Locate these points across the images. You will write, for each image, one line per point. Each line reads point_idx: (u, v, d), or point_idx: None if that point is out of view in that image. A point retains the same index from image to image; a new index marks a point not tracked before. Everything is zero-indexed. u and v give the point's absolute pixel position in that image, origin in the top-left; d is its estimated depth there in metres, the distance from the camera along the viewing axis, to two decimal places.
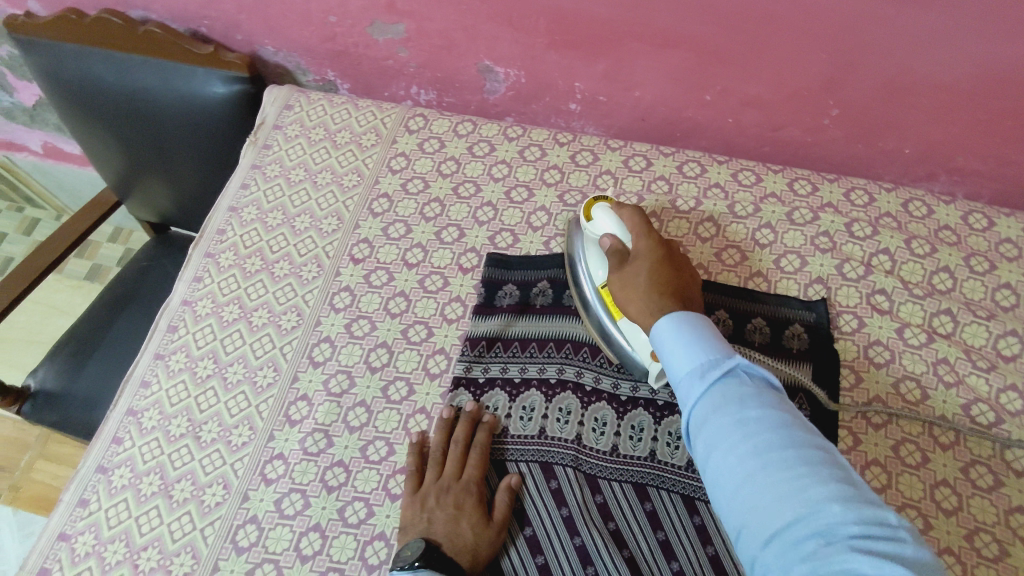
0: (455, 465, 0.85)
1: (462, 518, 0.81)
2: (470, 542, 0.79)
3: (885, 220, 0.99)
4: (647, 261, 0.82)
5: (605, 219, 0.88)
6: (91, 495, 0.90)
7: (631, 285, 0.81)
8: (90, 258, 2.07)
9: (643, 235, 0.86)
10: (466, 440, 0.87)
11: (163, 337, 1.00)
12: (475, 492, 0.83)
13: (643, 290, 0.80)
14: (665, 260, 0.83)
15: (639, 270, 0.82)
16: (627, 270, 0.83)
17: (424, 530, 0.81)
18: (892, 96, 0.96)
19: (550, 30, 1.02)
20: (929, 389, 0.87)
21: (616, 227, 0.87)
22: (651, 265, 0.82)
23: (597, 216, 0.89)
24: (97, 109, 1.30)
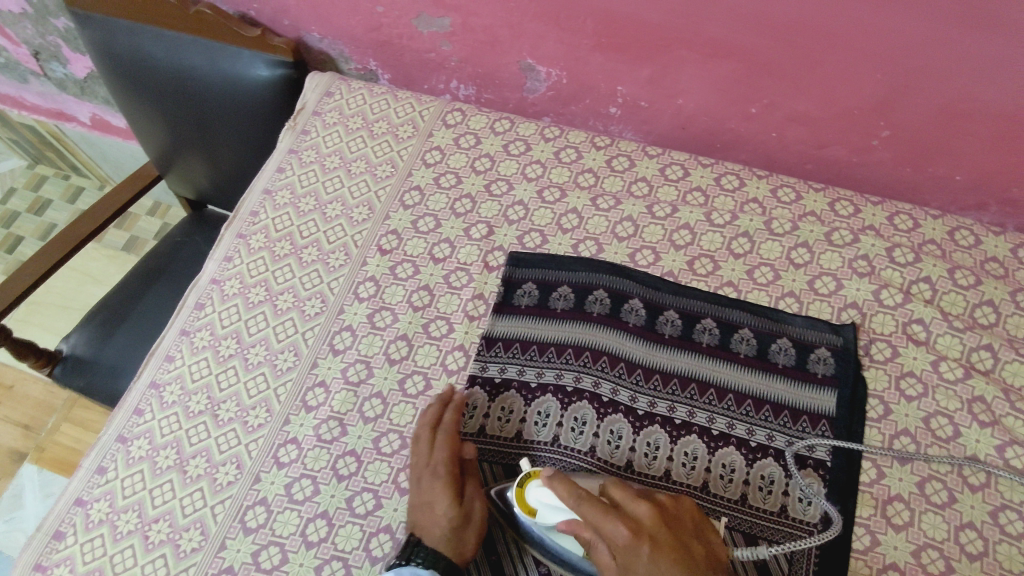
0: (426, 449, 0.84)
1: (435, 504, 0.80)
2: (445, 528, 0.78)
3: (929, 247, 0.96)
4: (634, 539, 0.68)
5: (546, 495, 0.73)
6: (109, 463, 0.91)
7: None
8: (128, 229, 2.11)
9: (610, 519, 0.69)
10: (434, 425, 0.85)
11: (190, 314, 1.02)
12: (445, 473, 0.81)
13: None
14: (655, 532, 0.69)
15: (638, 562, 0.67)
16: (627, 574, 0.67)
17: (411, 523, 0.81)
18: (949, 121, 0.92)
19: (596, 32, 1.01)
20: (962, 427, 0.84)
21: (563, 506, 0.72)
22: (654, 548, 0.68)
23: (537, 504, 0.74)
24: (146, 85, 1.32)
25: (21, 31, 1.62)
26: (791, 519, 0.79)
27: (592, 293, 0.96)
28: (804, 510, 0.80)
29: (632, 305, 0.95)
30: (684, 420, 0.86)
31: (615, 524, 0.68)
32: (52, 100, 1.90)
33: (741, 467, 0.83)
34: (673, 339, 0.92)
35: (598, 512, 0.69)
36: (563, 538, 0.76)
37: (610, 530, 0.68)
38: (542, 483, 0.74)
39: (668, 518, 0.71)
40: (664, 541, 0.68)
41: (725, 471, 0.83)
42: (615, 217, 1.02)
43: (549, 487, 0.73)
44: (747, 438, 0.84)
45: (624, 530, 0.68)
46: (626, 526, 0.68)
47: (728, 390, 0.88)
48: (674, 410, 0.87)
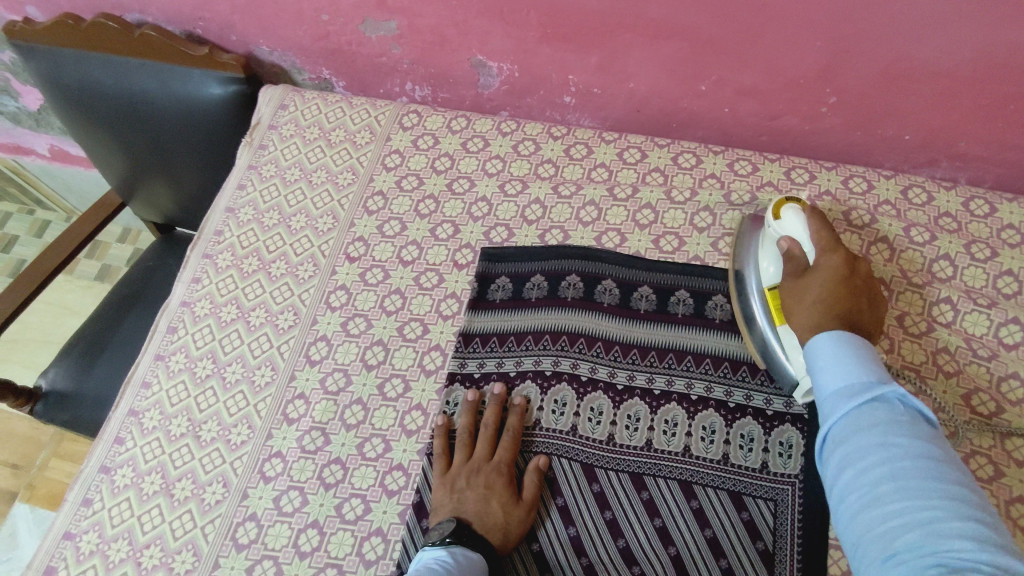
0: (485, 447, 0.87)
1: (492, 498, 0.83)
2: (500, 522, 0.82)
3: (884, 208, 0.98)
4: (826, 275, 0.80)
5: (792, 219, 0.86)
6: (95, 494, 0.91)
7: (804, 299, 0.80)
8: (98, 258, 2.09)
9: (828, 252, 0.82)
10: (497, 424, 0.89)
11: (163, 338, 1.01)
12: (506, 472, 0.85)
13: (817, 295, 0.79)
14: (849, 278, 0.80)
15: (813, 284, 0.80)
16: (805, 279, 0.82)
17: (454, 510, 0.83)
18: (891, 82, 0.94)
19: (541, 23, 1.02)
20: (928, 379, 0.86)
21: (802, 232, 0.85)
22: (829, 279, 0.80)
23: (787, 217, 0.86)
24: (98, 112, 1.31)
25: None
26: (773, 473, 0.83)
27: (564, 278, 0.97)
28: (785, 463, 0.83)
29: (605, 286, 0.96)
30: (663, 390, 0.89)
31: (830, 255, 0.82)
32: (7, 135, 1.88)
33: (722, 428, 0.86)
34: (647, 314, 0.94)
35: (829, 269, 0.80)
36: (769, 254, 0.88)
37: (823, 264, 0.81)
38: (799, 207, 0.87)
39: (866, 286, 0.81)
40: (847, 287, 0.79)
41: (706, 433, 0.86)
42: (578, 203, 1.03)
43: (804, 211, 0.86)
44: (726, 400, 0.87)
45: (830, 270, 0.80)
46: (834, 268, 0.80)
47: (704, 355, 0.90)
48: (652, 381, 0.89)
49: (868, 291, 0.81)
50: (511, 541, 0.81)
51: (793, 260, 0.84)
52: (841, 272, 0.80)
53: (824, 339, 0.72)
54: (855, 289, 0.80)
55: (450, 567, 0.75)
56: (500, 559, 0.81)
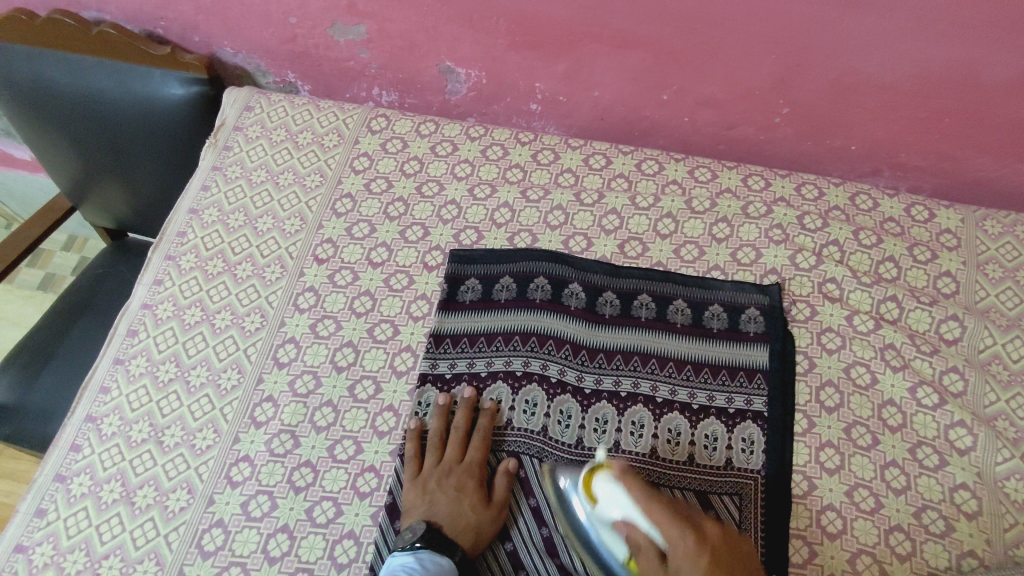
0: (456, 450, 0.88)
1: (464, 500, 0.84)
2: (471, 523, 0.82)
3: (834, 213, 1.04)
4: (685, 562, 0.63)
5: (617, 505, 0.71)
6: (49, 504, 0.88)
7: (673, 553, 0.64)
8: (42, 266, 2.00)
9: (678, 528, 0.65)
10: (467, 426, 0.90)
11: (123, 342, 0.99)
12: (477, 474, 0.86)
13: (681, 541, 0.64)
14: (711, 551, 0.64)
15: None
16: (670, 572, 0.64)
17: (425, 512, 0.83)
18: (838, 94, 1.00)
19: (510, 31, 1.04)
20: (877, 374, 0.92)
21: (634, 510, 0.69)
22: (693, 540, 0.64)
23: (602, 496, 0.72)
24: (50, 112, 1.27)
25: None
26: (736, 469, 0.86)
27: (533, 280, 0.99)
28: (747, 459, 0.86)
29: (573, 289, 0.99)
30: (630, 392, 0.91)
31: (681, 537, 0.64)
32: None
33: (687, 430, 0.88)
34: (613, 317, 0.96)
35: (665, 514, 0.66)
36: (611, 506, 0.71)
37: (677, 547, 0.64)
38: (612, 474, 0.72)
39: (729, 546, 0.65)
40: (722, 561, 0.63)
41: (672, 434, 0.88)
42: (546, 208, 1.06)
43: (622, 479, 0.71)
44: (689, 402, 0.90)
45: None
46: (670, 514, 0.66)
47: (668, 355, 0.93)
48: (619, 383, 0.92)
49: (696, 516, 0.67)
50: (481, 541, 0.82)
51: (643, 551, 0.67)
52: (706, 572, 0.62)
53: None
54: (726, 565, 0.63)
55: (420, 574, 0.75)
56: (471, 559, 0.82)
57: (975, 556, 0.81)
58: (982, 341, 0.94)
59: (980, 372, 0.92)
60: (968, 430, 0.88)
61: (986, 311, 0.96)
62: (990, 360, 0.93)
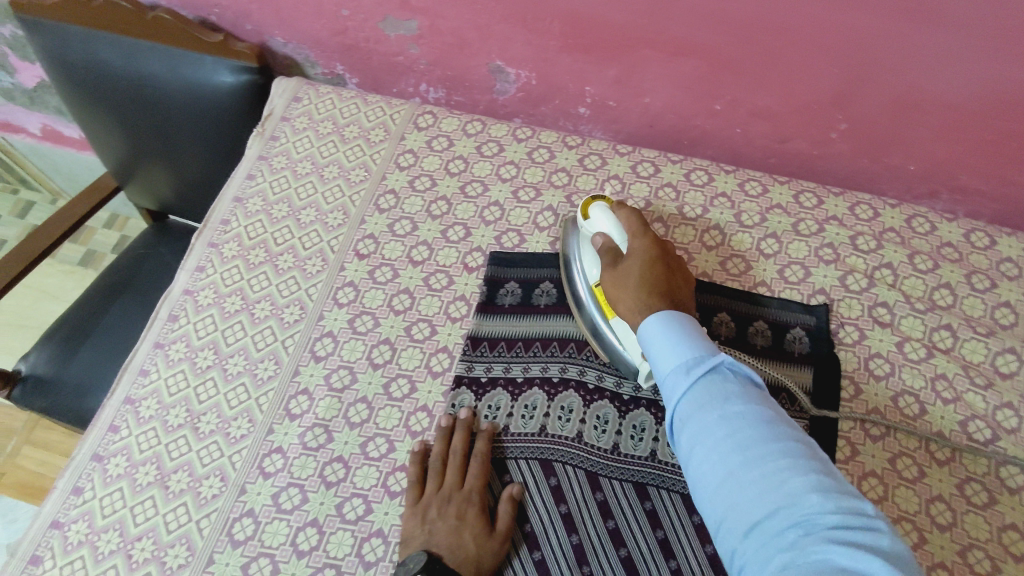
0: (456, 474, 0.85)
1: (464, 529, 0.80)
2: (473, 554, 0.79)
3: (889, 235, 1.01)
4: (638, 257, 0.85)
5: (604, 217, 0.91)
6: (85, 483, 0.89)
7: (624, 281, 0.83)
8: (83, 243, 2.05)
9: (643, 236, 0.88)
10: (467, 449, 0.87)
11: (163, 326, 0.99)
12: (478, 501, 0.83)
13: (637, 274, 0.83)
14: (659, 257, 0.85)
15: (630, 263, 0.85)
16: (622, 265, 0.85)
17: (424, 542, 0.80)
18: (898, 111, 0.97)
19: (564, 33, 1.02)
20: (926, 404, 0.89)
21: (613, 227, 0.90)
22: (644, 261, 0.84)
23: (596, 216, 0.92)
24: (101, 94, 1.28)
25: None
26: None
27: None
28: None
29: None
30: None
31: (640, 237, 0.87)
32: None
33: None
34: None
35: (639, 242, 0.87)
36: (591, 253, 0.92)
37: (635, 249, 0.86)
38: (607, 202, 0.93)
39: (678, 269, 0.87)
40: (660, 266, 0.84)
41: None
42: None
43: (612, 206, 0.92)
44: None
45: (647, 273, 0.83)
46: (643, 245, 0.86)
47: None
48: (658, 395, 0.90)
49: (675, 266, 0.87)
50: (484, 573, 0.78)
51: (613, 255, 0.88)
52: (651, 258, 0.85)
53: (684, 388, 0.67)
54: (666, 272, 0.84)
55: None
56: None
57: None
58: None
59: None
60: (1020, 468, 0.84)
61: None
62: None
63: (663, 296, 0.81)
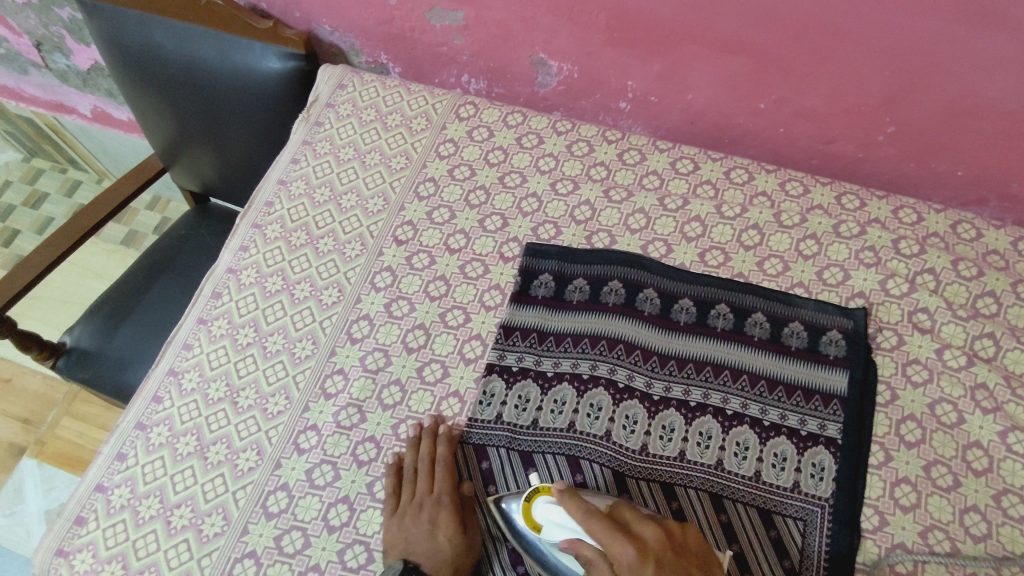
0: (424, 480, 0.85)
1: (439, 533, 0.81)
2: (450, 558, 0.80)
3: (932, 240, 0.99)
4: (637, 517, 0.72)
5: (556, 513, 0.75)
6: (129, 450, 0.92)
7: (644, 549, 0.69)
8: (127, 222, 2.11)
9: (620, 503, 0.74)
10: (433, 456, 0.87)
11: (207, 303, 1.02)
12: (449, 504, 0.84)
13: (660, 547, 0.69)
14: (660, 550, 0.68)
15: (640, 529, 0.71)
16: (632, 536, 0.70)
17: (402, 549, 0.81)
18: (951, 118, 0.95)
19: (609, 27, 1.03)
20: (965, 413, 0.87)
21: (567, 507, 0.74)
22: (659, 524, 0.71)
23: (545, 520, 0.76)
24: (153, 76, 1.32)
25: (23, 20, 1.62)
26: (804, 493, 0.83)
27: (607, 284, 0.98)
28: (816, 484, 0.83)
29: (647, 294, 0.97)
30: (699, 403, 0.89)
31: (626, 506, 0.73)
32: (52, 91, 1.90)
33: (755, 445, 0.86)
34: (687, 326, 0.94)
35: (629, 510, 0.73)
36: (568, 522, 0.74)
37: (632, 514, 0.72)
38: (553, 497, 0.77)
39: (682, 559, 0.68)
40: (673, 529, 0.71)
41: (739, 449, 0.86)
42: (628, 209, 1.04)
43: (561, 487, 0.77)
44: (760, 418, 0.87)
45: (664, 528, 0.71)
46: (633, 509, 0.73)
47: (742, 371, 0.91)
48: (689, 393, 0.90)
49: (665, 514, 0.75)
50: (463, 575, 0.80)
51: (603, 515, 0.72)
52: (654, 517, 0.72)
53: None
54: (676, 562, 0.67)
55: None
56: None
57: None
58: None
59: None
60: None
61: None
62: None
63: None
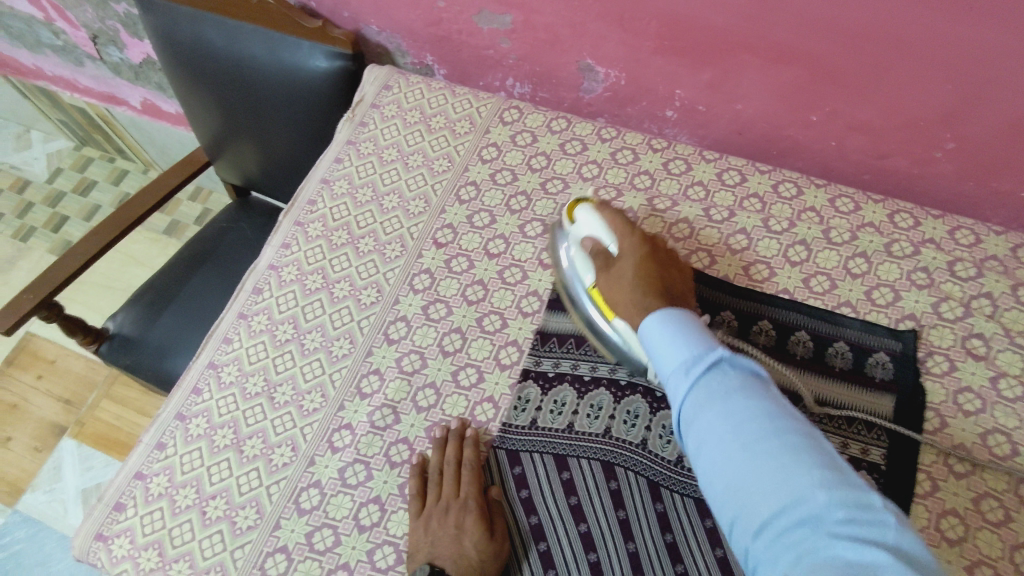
0: (452, 482, 0.84)
1: (465, 537, 0.80)
2: (476, 562, 0.79)
3: (990, 263, 0.95)
4: (628, 257, 0.86)
5: (589, 217, 0.91)
6: (168, 439, 0.94)
7: (621, 282, 0.85)
8: (170, 213, 2.16)
9: (625, 233, 0.89)
10: (459, 458, 0.86)
11: (248, 298, 1.04)
12: (475, 508, 0.82)
13: (631, 276, 0.84)
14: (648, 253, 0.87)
15: (624, 268, 0.85)
16: (616, 266, 0.86)
17: (429, 553, 0.80)
18: (1016, 136, 0.91)
19: (660, 34, 1.01)
20: (1020, 446, 0.83)
21: (598, 226, 0.90)
22: (637, 259, 0.85)
23: (583, 219, 0.92)
24: (204, 70, 1.35)
25: (81, 14, 1.66)
26: None
27: None
28: None
29: None
30: None
31: (626, 237, 0.88)
32: (106, 83, 1.95)
33: None
34: (728, 340, 0.92)
35: (629, 252, 0.86)
36: (582, 265, 0.92)
37: (627, 246, 0.87)
38: (590, 205, 0.93)
39: (669, 265, 0.87)
40: (653, 261, 0.86)
41: None
42: (672, 219, 1.02)
43: (596, 208, 0.92)
44: None
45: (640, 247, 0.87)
46: (630, 245, 0.87)
47: (782, 389, 0.88)
48: None
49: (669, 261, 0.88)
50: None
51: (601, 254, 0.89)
52: (640, 254, 0.86)
53: (658, 319, 0.74)
54: (659, 262, 0.87)
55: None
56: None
57: None
58: None
59: None
60: None
61: None
62: None
63: (659, 291, 0.82)
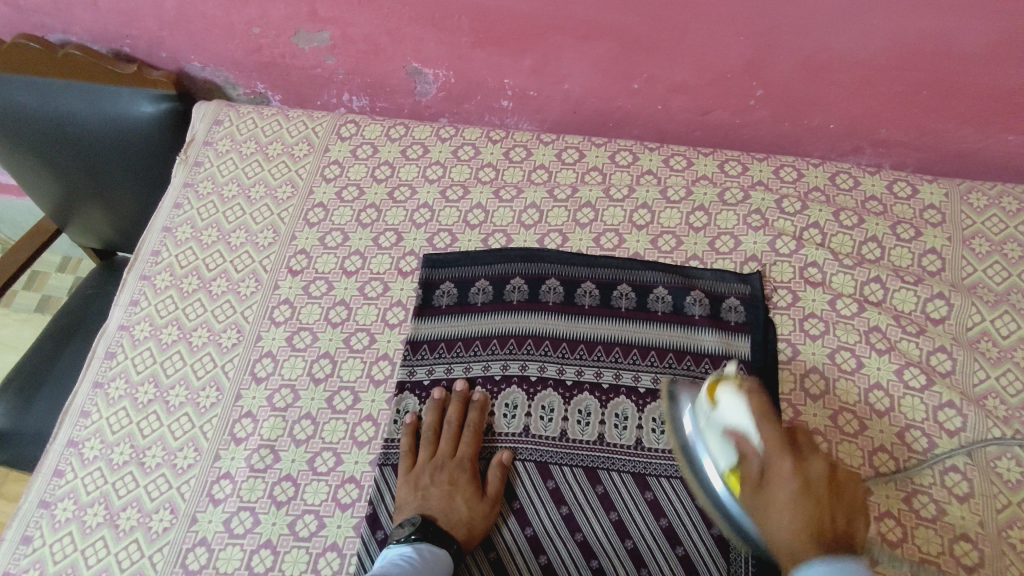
0: (449, 443, 0.87)
1: (457, 494, 0.83)
2: (466, 515, 0.82)
3: (814, 195, 1.02)
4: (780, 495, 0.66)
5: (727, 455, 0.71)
6: (34, 531, 0.88)
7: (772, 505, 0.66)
8: (37, 290, 2.02)
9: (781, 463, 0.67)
10: (461, 420, 0.89)
11: (101, 364, 0.99)
12: (469, 468, 0.86)
13: (788, 514, 0.64)
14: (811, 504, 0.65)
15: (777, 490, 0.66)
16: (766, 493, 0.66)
17: (420, 506, 0.83)
18: (812, 74, 0.98)
19: (474, 28, 1.02)
20: (862, 357, 0.90)
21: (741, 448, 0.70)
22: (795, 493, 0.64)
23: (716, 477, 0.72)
24: (22, 136, 1.26)
25: None
26: None
27: (510, 282, 0.98)
28: None
29: (550, 285, 0.97)
30: (612, 383, 0.90)
31: (783, 457, 0.67)
32: None
33: None
34: (593, 309, 0.95)
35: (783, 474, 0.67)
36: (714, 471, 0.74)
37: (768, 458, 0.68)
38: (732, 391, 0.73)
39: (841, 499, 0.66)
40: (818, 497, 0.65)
41: (656, 426, 0.87)
42: (520, 206, 1.04)
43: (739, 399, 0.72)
44: None
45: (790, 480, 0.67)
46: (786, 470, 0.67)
47: (648, 347, 0.92)
48: (601, 374, 0.90)
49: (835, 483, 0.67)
50: (478, 536, 0.81)
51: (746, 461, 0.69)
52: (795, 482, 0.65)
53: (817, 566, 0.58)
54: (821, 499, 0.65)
55: (416, 563, 0.76)
56: (463, 556, 0.81)
57: (968, 539, 0.78)
58: (969, 318, 0.92)
59: (967, 350, 0.90)
60: (957, 410, 0.86)
61: (972, 288, 0.95)
62: (977, 337, 0.91)
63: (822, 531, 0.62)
